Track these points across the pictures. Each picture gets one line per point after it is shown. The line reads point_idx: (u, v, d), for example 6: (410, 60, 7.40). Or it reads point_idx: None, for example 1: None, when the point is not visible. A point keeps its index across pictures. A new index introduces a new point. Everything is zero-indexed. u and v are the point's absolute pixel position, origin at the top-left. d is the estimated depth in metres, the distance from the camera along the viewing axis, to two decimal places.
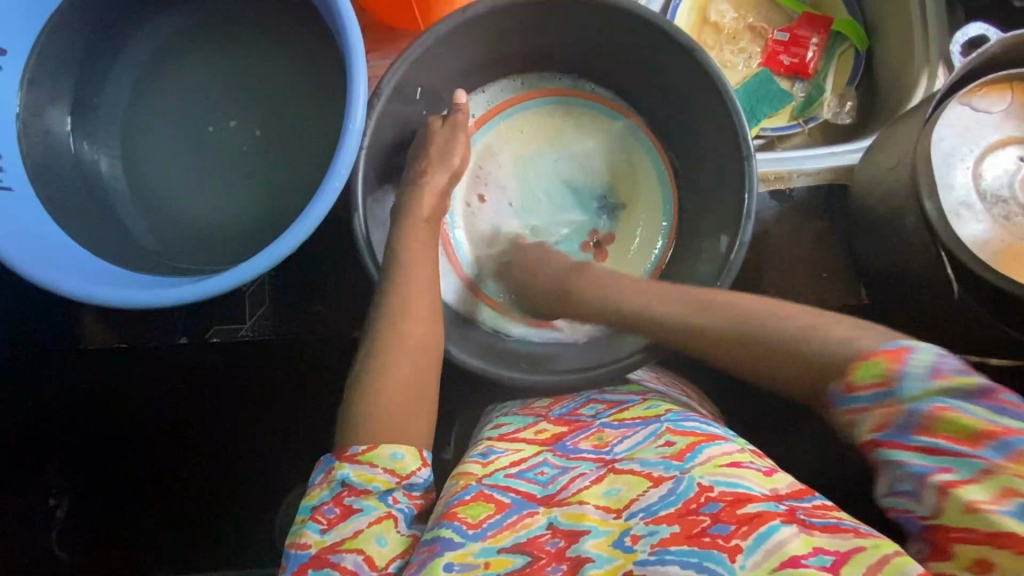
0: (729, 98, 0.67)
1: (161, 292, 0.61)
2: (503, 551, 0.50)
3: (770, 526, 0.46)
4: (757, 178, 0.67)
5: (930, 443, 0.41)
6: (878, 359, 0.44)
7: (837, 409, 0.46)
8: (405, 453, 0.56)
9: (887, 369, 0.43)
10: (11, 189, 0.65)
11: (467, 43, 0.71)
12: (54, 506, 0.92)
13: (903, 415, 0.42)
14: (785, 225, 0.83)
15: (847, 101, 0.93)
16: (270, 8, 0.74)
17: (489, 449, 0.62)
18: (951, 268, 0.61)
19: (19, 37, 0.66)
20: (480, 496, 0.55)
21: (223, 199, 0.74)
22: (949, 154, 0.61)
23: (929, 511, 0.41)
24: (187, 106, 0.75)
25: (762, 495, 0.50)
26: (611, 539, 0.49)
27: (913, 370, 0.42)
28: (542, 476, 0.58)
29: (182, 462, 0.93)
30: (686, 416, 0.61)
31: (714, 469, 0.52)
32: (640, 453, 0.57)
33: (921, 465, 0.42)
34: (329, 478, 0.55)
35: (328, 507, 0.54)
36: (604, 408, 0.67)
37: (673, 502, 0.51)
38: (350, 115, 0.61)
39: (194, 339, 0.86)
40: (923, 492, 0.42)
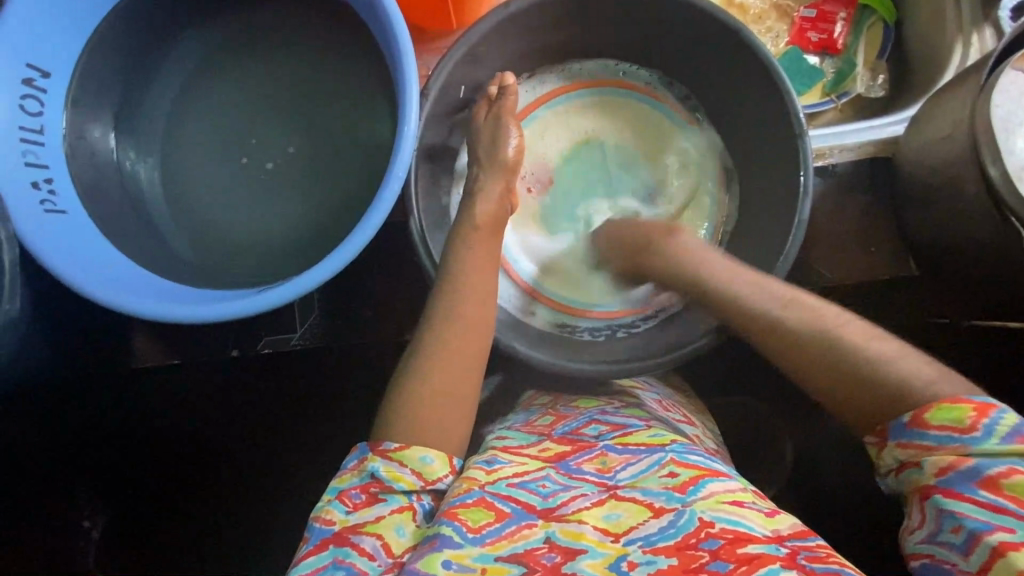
0: (776, 75, 0.65)
1: (198, 308, 0.61)
2: (500, 559, 0.51)
3: (768, 570, 0.48)
4: (812, 155, 0.66)
5: (994, 501, 0.45)
6: (963, 407, 0.47)
7: (894, 440, 0.50)
8: (434, 458, 0.57)
9: (971, 418, 0.47)
10: (65, 213, 0.65)
11: (507, 38, 0.71)
12: (89, 527, 0.93)
13: (965, 467, 0.46)
14: (827, 202, 0.82)
15: (878, 75, 0.92)
16: (304, 16, 0.74)
17: (493, 458, 0.61)
18: (1022, 230, 0.59)
19: (62, 60, 0.66)
20: (482, 502, 0.54)
21: (272, 210, 0.74)
22: (1003, 126, 0.59)
23: (974, 569, 0.44)
24: (227, 117, 0.75)
25: (763, 537, 0.52)
26: (607, 561, 0.51)
27: (993, 428, 0.46)
28: (543, 489, 0.58)
29: (227, 473, 0.93)
30: (691, 449, 0.62)
31: (715, 505, 0.53)
32: (642, 482, 0.58)
33: (980, 521, 0.45)
34: (360, 467, 0.56)
35: (355, 492, 0.55)
36: (606, 429, 0.66)
37: (672, 535, 0.52)
38: (405, 117, 0.61)
39: (245, 351, 0.85)
40: (972, 547, 0.45)
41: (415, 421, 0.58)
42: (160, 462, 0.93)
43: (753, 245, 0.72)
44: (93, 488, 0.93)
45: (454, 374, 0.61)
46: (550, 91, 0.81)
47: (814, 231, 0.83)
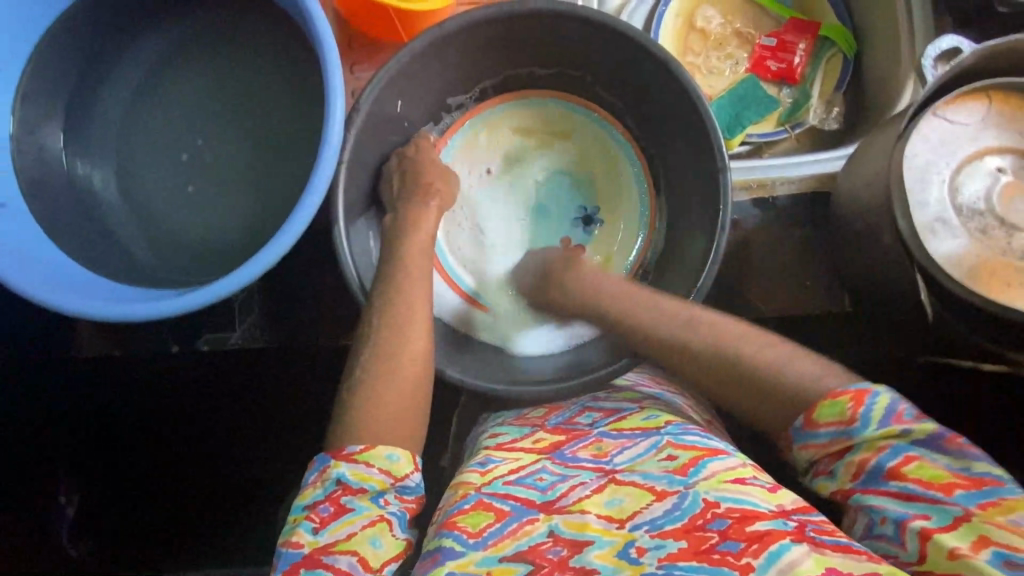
0: (704, 108, 0.68)
1: (127, 309, 0.63)
2: (504, 560, 0.51)
3: (780, 545, 0.47)
4: (732, 191, 0.68)
5: (904, 489, 0.47)
6: (841, 399, 0.50)
7: (796, 444, 0.53)
8: (400, 455, 0.57)
9: (850, 409, 0.50)
10: (4, 207, 0.67)
11: (447, 54, 0.73)
12: (65, 503, 0.94)
13: (870, 466, 0.49)
14: (768, 233, 0.83)
15: (834, 107, 0.92)
16: (255, 22, 0.75)
17: (488, 459, 0.63)
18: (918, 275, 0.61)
19: (11, 58, 0.68)
20: (480, 505, 0.56)
21: (211, 211, 0.76)
22: (924, 169, 0.60)
23: (914, 557, 0.46)
24: (176, 116, 0.77)
25: (768, 512, 0.50)
26: (616, 549, 0.51)
27: (870, 414, 0.49)
28: (541, 483, 0.59)
29: (176, 462, 0.96)
30: (686, 428, 0.62)
31: (717, 485, 0.53)
32: (641, 465, 0.58)
33: (899, 511, 0.47)
34: (322, 478, 0.56)
35: (322, 506, 0.55)
36: (600, 416, 0.68)
37: (677, 517, 0.52)
38: (327, 131, 0.63)
39: (185, 347, 0.87)
40: (904, 537, 0.46)
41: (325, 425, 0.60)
42: (156, 464, 0.96)
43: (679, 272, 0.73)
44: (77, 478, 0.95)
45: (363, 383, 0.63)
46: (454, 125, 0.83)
47: (754, 262, 0.83)
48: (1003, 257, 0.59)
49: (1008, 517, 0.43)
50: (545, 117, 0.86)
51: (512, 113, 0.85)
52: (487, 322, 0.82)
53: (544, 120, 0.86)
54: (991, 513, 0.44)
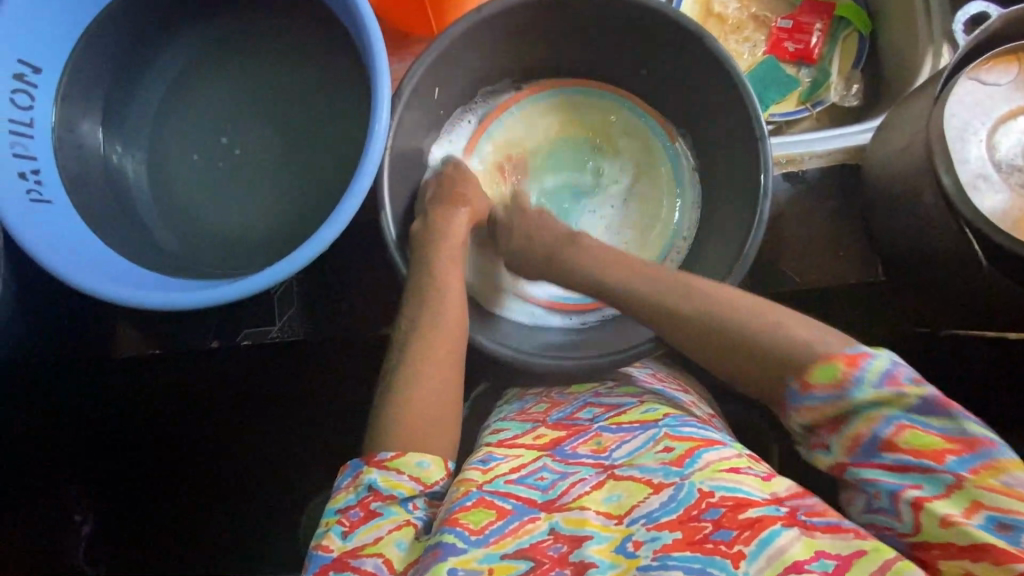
0: (741, 82, 0.69)
1: (175, 296, 0.63)
2: (506, 557, 0.51)
3: (772, 530, 0.49)
4: (772, 158, 0.69)
5: (898, 460, 0.48)
6: (836, 363, 0.50)
7: (789, 408, 0.53)
8: (430, 462, 0.58)
9: (842, 373, 0.50)
10: (51, 203, 0.67)
11: (481, 41, 0.74)
12: (80, 522, 0.95)
13: (866, 439, 0.49)
14: (798, 207, 0.84)
15: (853, 84, 0.94)
16: (288, 18, 0.76)
17: (489, 455, 0.62)
18: (976, 244, 0.62)
19: (54, 59, 0.68)
20: (482, 503, 0.55)
21: (247, 202, 0.76)
22: (962, 129, 0.61)
23: (910, 528, 0.47)
24: (211, 112, 0.77)
25: (762, 500, 0.52)
26: (614, 545, 0.51)
27: (863, 378, 0.49)
28: (542, 482, 0.59)
29: (207, 463, 0.96)
30: (684, 420, 0.63)
31: (713, 474, 0.54)
32: (639, 459, 0.59)
33: (893, 482, 0.48)
34: (355, 483, 0.57)
35: (352, 510, 0.55)
36: (601, 411, 0.68)
37: (674, 509, 0.52)
38: (376, 115, 0.63)
39: (226, 343, 0.87)
40: (899, 509, 0.48)
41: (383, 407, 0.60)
42: (160, 461, 0.96)
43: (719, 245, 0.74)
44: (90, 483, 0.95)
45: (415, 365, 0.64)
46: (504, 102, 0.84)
47: (786, 236, 0.84)
48: None
49: (1001, 479, 0.44)
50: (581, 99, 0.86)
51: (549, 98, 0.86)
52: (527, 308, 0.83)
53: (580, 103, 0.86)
54: (982, 477, 0.45)
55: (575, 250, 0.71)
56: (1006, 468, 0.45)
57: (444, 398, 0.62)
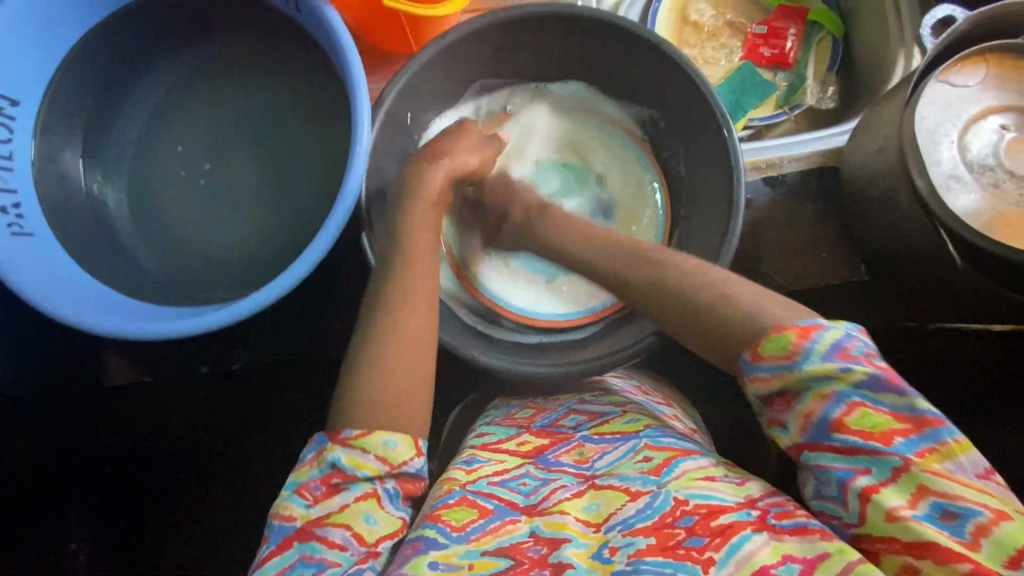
0: (711, 96, 0.71)
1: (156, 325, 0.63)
2: (486, 554, 0.55)
3: (741, 537, 0.52)
4: (745, 164, 0.70)
5: (847, 443, 0.49)
6: (788, 334, 0.51)
7: (747, 377, 0.53)
8: (398, 442, 0.57)
9: (794, 342, 0.50)
10: (33, 235, 0.67)
11: (459, 59, 0.75)
12: (76, 550, 0.92)
13: (816, 418, 0.50)
14: (779, 210, 0.85)
15: (829, 87, 0.96)
16: (267, 40, 0.77)
17: (472, 458, 0.65)
18: (953, 248, 0.63)
19: (32, 90, 0.68)
20: (465, 501, 0.59)
21: (231, 227, 0.76)
22: (933, 131, 0.63)
23: (856, 518, 0.49)
24: (191, 136, 0.77)
25: (735, 505, 0.55)
26: (590, 551, 0.54)
27: (814, 350, 0.49)
28: (524, 487, 0.62)
29: (193, 489, 0.94)
30: (664, 431, 0.65)
31: (688, 483, 0.57)
32: (619, 469, 0.61)
33: (844, 469, 0.49)
34: (320, 458, 0.57)
35: (315, 484, 0.56)
36: (584, 419, 0.69)
37: (649, 516, 0.55)
38: (356, 136, 0.64)
39: (216, 368, 0.88)
40: (846, 496, 0.49)
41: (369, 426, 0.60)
42: (148, 475, 0.94)
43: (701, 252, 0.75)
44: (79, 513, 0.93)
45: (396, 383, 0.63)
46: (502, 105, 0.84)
47: (768, 239, 0.85)
48: (1015, 207, 0.62)
49: (946, 464, 0.46)
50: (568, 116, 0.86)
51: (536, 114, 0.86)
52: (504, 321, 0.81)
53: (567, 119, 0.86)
54: (928, 461, 0.47)
55: (545, 226, 0.73)
56: (958, 452, 0.47)
57: (430, 413, 0.61)
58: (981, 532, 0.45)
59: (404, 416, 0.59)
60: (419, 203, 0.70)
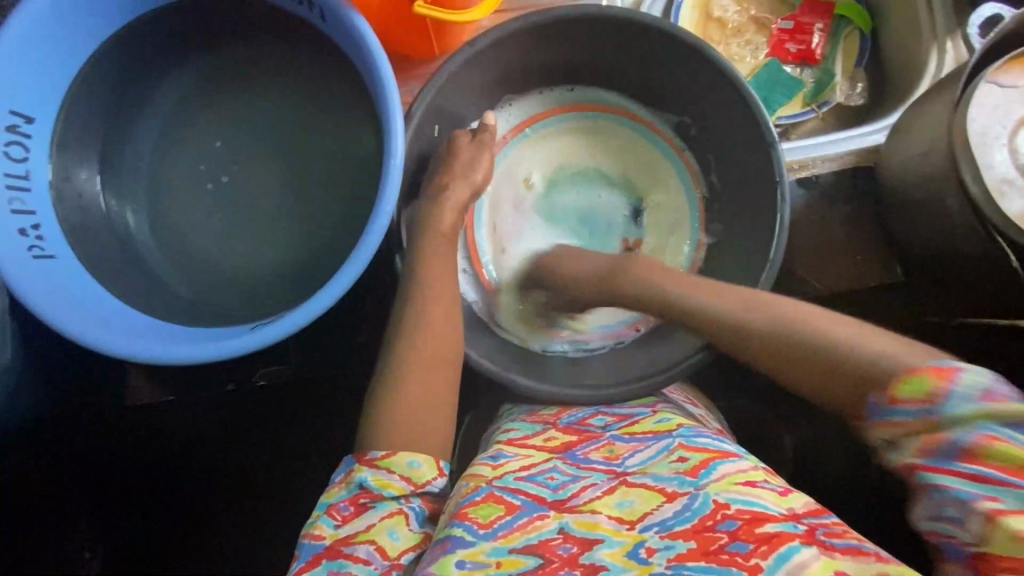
0: (745, 88, 0.69)
1: (186, 349, 0.61)
2: (515, 552, 0.51)
3: (789, 546, 0.48)
4: (786, 164, 0.69)
5: (980, 471, 0.41)
6: (926, 375, 0.45)
7: (874, 421, 0.47)
8: (422, 461, 0.58)
9: (937, 382, 0.44)
10: (55, 258, 0.64)
11: (488, 65, 0.72)
12: (89, 557, 0.91)
13: (944, 441, 0.43)
14: (812, 211, 0.83)
15: (857, 83, 0.94)
16: (286, 49, 0.74)
17: (498, 453, 0.63)
18: (1010, 252, 0.62)
19: (46, 106, 0.66)
20: (491, 497, 0.55)
21: (256, 242, 0.74)
22: (984, 135, 0.61)
23: (975, 538, 0.41)
24: (210, 148, 0.75)
25: (780, 515, 0.51)
26: (626, 549, 0.51)
27: (960, 391, 0.43)
28: (552, 481, 0.59)
29: (220, 504, 0.93)
30: (698, 431, 0.63)
31: (729, 486, 0.53)
32: (653, 468, 0.59)
33: (967, 491, 0.42)
34: (348, 479, 0.57)
35: (343, 505, 0.56)
36: (613, 420, 0.68)
37: (688, 518, 0.52)
38: (391, 151, 0.62)
39: (241, 385, 0.85)
40: (973, 520, 0.41)
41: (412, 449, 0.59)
42: (164, 489, 0.93)
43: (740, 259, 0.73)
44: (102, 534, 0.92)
45: (438, 405, 0.62)
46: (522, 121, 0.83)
47: (801, 241, 0.84)
48: None
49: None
50: (603, 121, 0.84)
51: (570, 119, 0.84)
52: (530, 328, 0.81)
53: (601, 125, 0.84)
54: None
55: (630, 280, 0.70)
56: None
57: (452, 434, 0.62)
58: None
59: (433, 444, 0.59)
60: (439, 230, 0.69)
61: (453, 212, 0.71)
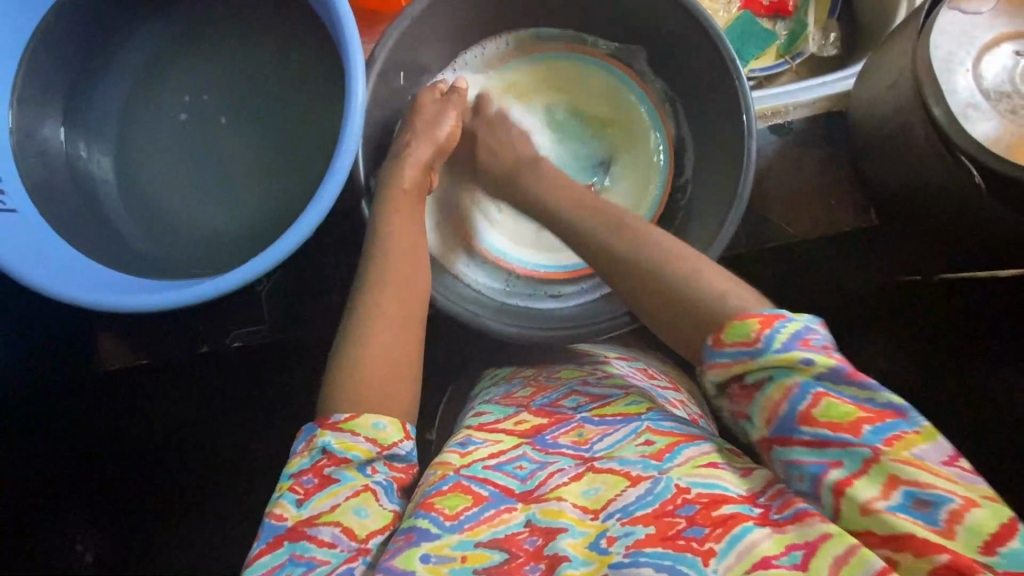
0: (716, 35, 0.68)
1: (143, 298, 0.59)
2: (481, 545, 0.51)
3: (743, 528, 0.48)
4: (753, 101, 0.68)
5: (815, 436, 0.46)
6: (749, 323, 0.48)
7: (706, 365, 0.51)
8: (387, 423, 0.56)
9: (755, 332, 0.48)
10: (16, 212, 0.63)
11: (451, 12, 0.72)
12: (80, 550, 0.90)
13: (784, 411, 0.47)
14: (787, 159, 0.83)
15: (830, 33, 0.93)
16: (249, 3, 0.74)
17: (468, 439, 0.61)
18: (975, 171, 0.62)
19: (7, 57, 0.65)
20: (459, 487, 0.55)
21: (220, 201, 0.73)
22: (947, 61, 0.61)
23: (831, 513, 0.46)
24: (175, 106, 0.74)
25: (737, 496, 0.50)
26: (588, 540, 0.50)
27: (775, 338, 0.47)
28: (520, 471, 0.57)
29: (197, 479, 0.91)
30: (666, 415, 0.61)
31: (691, 470, 0.53)
32: (620, 452, 0.57)
33: (814, 464, 0.46)
34: (309, 447, 0.55)
35: (306, 477, 0.54)
36: (585, 401, 0.66)
37: (649, 503, 0.51)
38: (350, 91, 0.61)
39: (216, 347, 0.87)
40: (820, 492, 0.46)
41: (376, 394, 0.58)
42: (144, 474, 0.91)
43: (712, 203, 0.73)
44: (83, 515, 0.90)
45: (406, 348, 0.62)
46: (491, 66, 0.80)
47: (776, 190, 0.83)
48: None
49: (912, 451, 0.44)
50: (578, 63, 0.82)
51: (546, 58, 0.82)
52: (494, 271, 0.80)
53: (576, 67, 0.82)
54: (899, 451, 0.44)
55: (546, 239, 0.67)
56: (921, 442, 0.44)
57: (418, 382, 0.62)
58: (955, 519, 0.42)
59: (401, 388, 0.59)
60: (407, 184, 0.69)
61: (420, 168, 0.70)
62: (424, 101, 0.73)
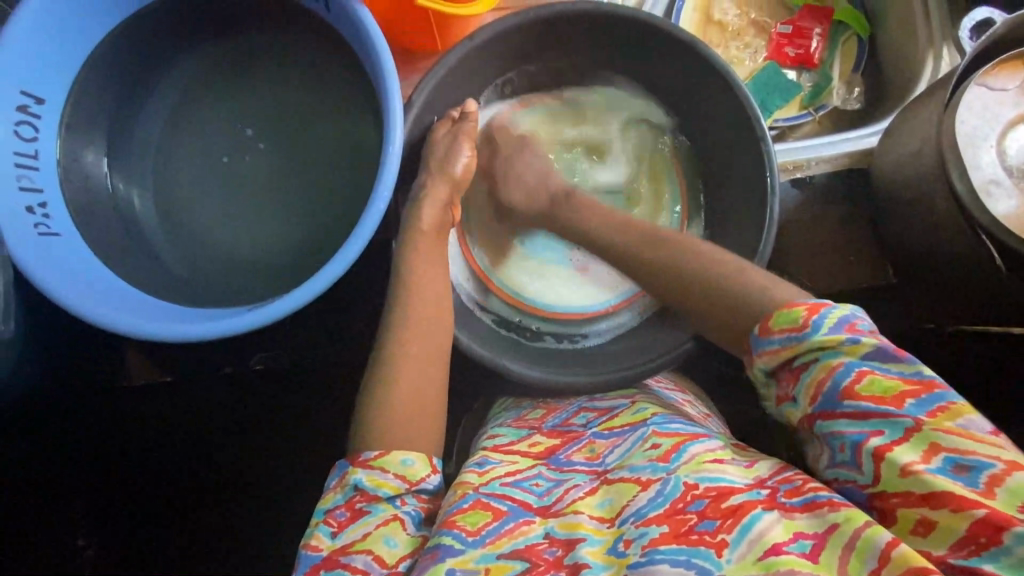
0: (743, 94, 0.70)
1: (179, 327, 0.61)
2: (502, 556, 0.52)
3: (753, 516, 0.49)
4: (777, 159, 0.70)
5: (858, 409, 0.48)
6: (797, 309, 0.51)
7: (756, 352, 0.54)
8: (415, 458, 0.58)
9: (803, 317, 0.50)
10: (59, 235, 0.65)
11: (487, 59, 0.74)
12: (84, 545, 0.92)
13: (828, 384, 0.49)
14: (806, 212, 0.84)
15: (854, 87, 0.95)
16: (291, 41, 0.76)
17: (485, 459, 0.63)
18: (992, 248, 0.63)
19: (56, 88, 0.67)
20: (479, 504, 0.56)
21: (252, 229, 0.75)
22: (972, 136, 0.62)
23: (870, 479, 0.47)
24: (212, 134, 0.76)
25: (744, 486, 0.52)
26: (606, 547, 0.51)
27: (822, 321, 0.50)
28: (538, 487, 0.59)
29: (210, 488, 0.93)
30: (671, 418, 0.63)
31: (698, 467, 0.54)
32: (630, 460, 0.59)
33: (857, 433, 0.47)
34: (342, 483, 0.57)
35: (339, 511, 0.56)
36: (594, 416, 0.69)
37: (661, 503, 0.52)
38: (389, 138, 0.63)
39: (238, 368, 0.90)
40: (860, 459, 0.48)
41: (397, 432, 0.60)
42: (154, 478, 0.93)
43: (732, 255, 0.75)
44: (92, 511, 0.93)
45: (428, 386, 0.63)
46: (522, 102, 0.82)
47: (795, 240, 0.85)
48: None
49: (956, 421, 0.45)
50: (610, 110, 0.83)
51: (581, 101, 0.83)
52: (511, 312, 0.81)
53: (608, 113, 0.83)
54: (938, 420, 0.45)
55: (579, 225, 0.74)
56: (959, 411, 0.45)
57: (440, 420, 0.63)
58: (995, 482, 0.43)
59: (420, 427, 0.61)
60: (436, 224, 0.70)
61: (448, 210, 0.72)
62: (440, 137, 0.73)
